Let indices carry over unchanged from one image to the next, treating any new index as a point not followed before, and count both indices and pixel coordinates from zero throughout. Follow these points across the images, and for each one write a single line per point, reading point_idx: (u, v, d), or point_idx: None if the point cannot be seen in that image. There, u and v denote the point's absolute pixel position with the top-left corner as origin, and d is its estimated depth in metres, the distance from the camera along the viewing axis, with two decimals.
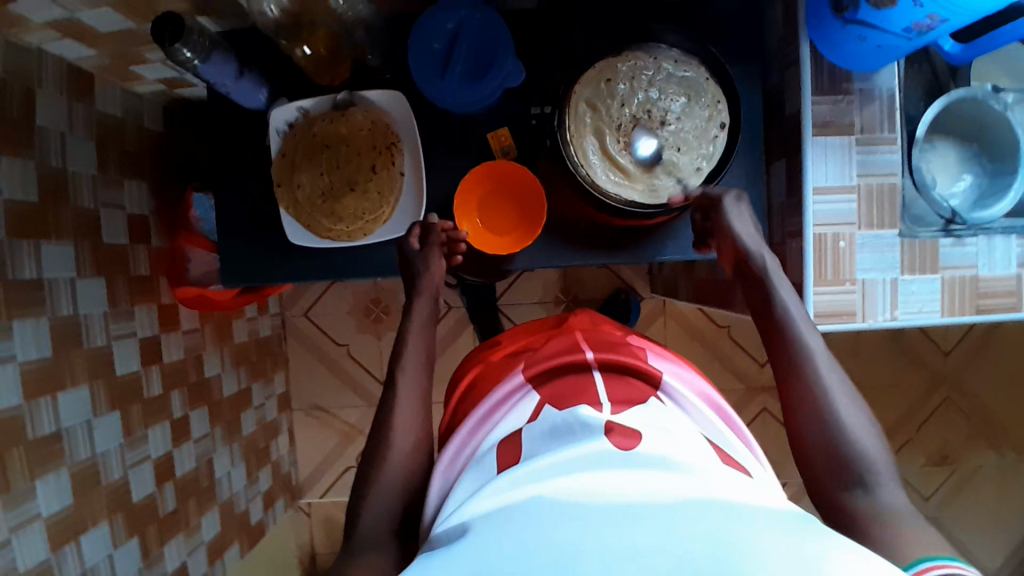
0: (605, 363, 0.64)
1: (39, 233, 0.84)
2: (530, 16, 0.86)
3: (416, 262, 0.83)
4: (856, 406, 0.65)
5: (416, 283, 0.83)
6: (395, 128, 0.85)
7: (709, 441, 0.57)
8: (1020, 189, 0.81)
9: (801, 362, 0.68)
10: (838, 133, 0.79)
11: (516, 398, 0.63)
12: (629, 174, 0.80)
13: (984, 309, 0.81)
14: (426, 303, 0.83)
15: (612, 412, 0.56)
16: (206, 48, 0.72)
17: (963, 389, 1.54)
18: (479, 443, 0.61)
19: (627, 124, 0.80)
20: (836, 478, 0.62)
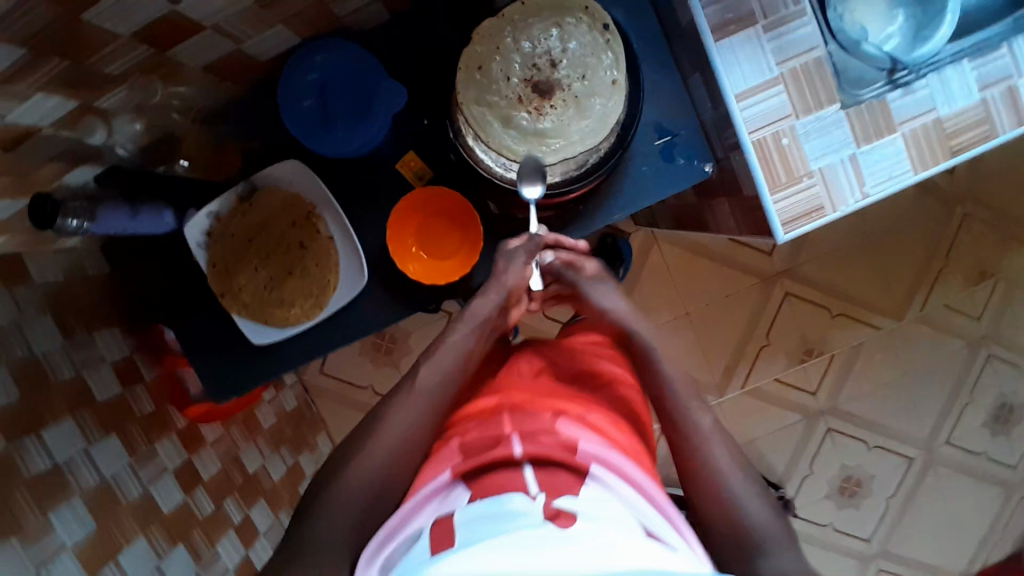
0: (535, 448, 0.58)
1: (36, 425, 0.86)
2: (387, 32, 0.80)
3: (508, 259, 0.77)
4: (738, 469, 0.66)
5: (487, 281, 0.77)
6: (306, 197, 0.83)
7: (644, 526, 0.51)
8: (955, 9, 0.74)
9: (701, 453, 0.67)
10: (741, 28, 0.72)
11: (441, 498, 0.57)
12: (558, 132, 0.74)
13: (957, 149, 0.75)
14: (491, 300, 0.76)
15: (545, 499, 0.52)
16: (88, 208, 0.70)
17: (981, 198, 1.46)
18: (399, 547, 0.54)
19: (513, 103, 0.73)
20: (770, 550, 0.61)
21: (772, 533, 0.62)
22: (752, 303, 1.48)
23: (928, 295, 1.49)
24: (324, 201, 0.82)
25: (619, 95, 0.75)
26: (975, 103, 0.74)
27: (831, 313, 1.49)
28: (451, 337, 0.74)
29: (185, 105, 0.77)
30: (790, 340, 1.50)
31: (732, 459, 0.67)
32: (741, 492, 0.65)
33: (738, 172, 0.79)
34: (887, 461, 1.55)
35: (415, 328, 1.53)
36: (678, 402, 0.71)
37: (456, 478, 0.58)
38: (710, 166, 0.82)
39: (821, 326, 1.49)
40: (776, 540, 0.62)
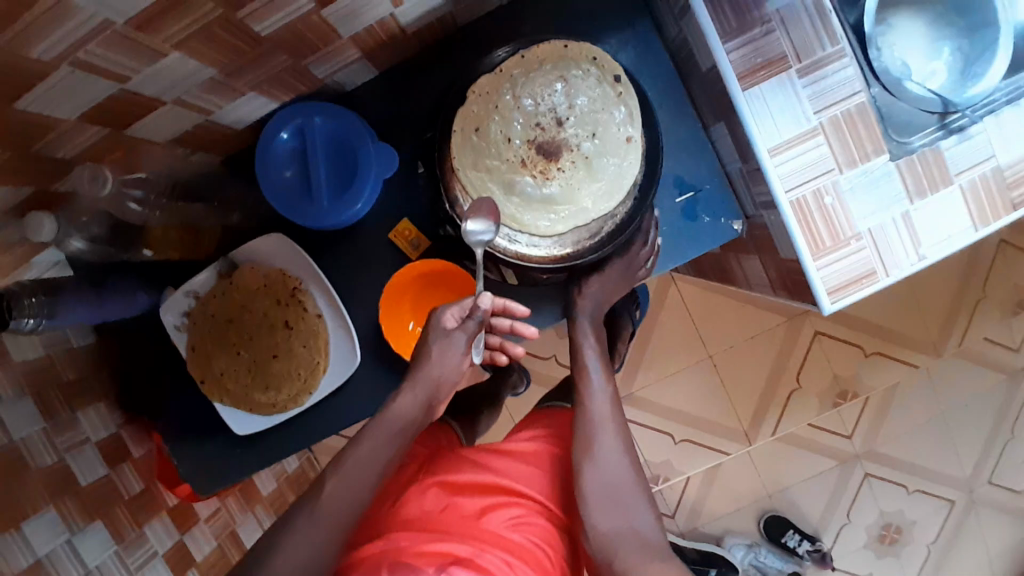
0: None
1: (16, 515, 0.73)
2: (374, 93, 0.74)
3: (440, 344, 0.66)
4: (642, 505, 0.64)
5: (417, 369, 0.66)
6: (291, 271, 0.75)
7: None
8: (1007, 40, 0.68)
9: (607, 487, 0.64)
10: (771, 73, 0.63)
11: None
12: (566, 196, 0.66)
13: (1020, 202, 0.66)
14: (420, 395, 0.65)
15: None
16: (48, 302, 0.62)
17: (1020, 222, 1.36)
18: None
19: (515, 167, 0.66)
20: None
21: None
22: (779, 343, 1.38)
23: (968, 329, 1.38)
24: (310, 275, 0.75)
25: (635, 151, 0.66)
26: None
27: (865, 351, 1.38)
28: (360, 444, 0.61)
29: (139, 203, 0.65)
30: (821, 380, 1.39)
31: (637, 498, 0.65)
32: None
33: (775, 232, 0.70)
34: (931, 507, 1.43)
35: None
36: (591, 423, 0.67)
37: None
38: (739, 224, 0.73)
39: (853, 365, 1.39)
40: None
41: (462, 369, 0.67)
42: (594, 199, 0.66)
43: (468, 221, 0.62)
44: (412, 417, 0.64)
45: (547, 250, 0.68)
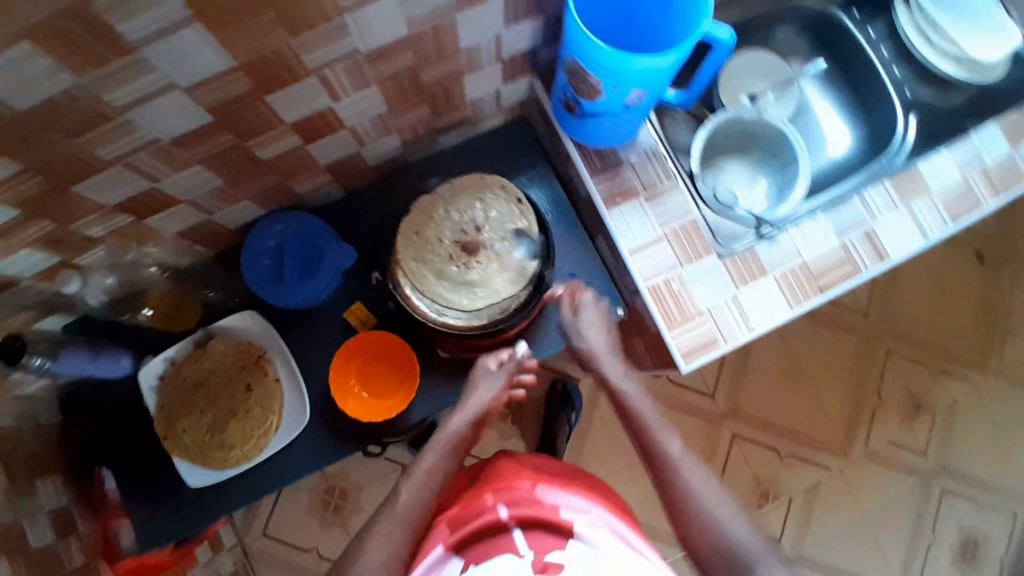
0: (523, 519, 0.67)
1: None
2: (343, 204, 0.97)
3: (483, 381, 0.87)
4: (688, 457, 0.78)
5: (466, 397, 0.86)
6: (258, 342, 0.91)
7: None
8: (802, 172, 0.96)
9: (658, 446, 0.80)
10: (627, 199, 0.89)
11: (435, 569, 0.66)
12: (484, 280, 0.87)
13: (825, 287, 0.89)
14: (464, 420, 0.84)
15: (533, 557, 0.62)
16: (52, 348, 0.77)
17: (898, 334, 1.58)
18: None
19: (445, 260, 0.88)
20: (711, 550, 0.71)
21: (725, 517, 0.72)
22: (701, 445, 1.52)
23: (870, 432, 1.54)
24: (274, 346, 0.90)
25: (534, 250, 0.89)
26: (835, 247, 0.91)
27: (780, 454, 1.53)
28: (428, 453, 0.81)
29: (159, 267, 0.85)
30: (743, 481, 1.51)
31: (686, 456, 0.78)
32: (752, 550, 0.69)
33: (641, 314, 0.91)
34: None
35: (368, 482, 1.50)
36: (630, 405, 0.85)
37: (450, 550, 0.67)
38: (620, 308, 0.95)
39: (771, 467, 1.52)
40: (730, 525, 0.71)
41: (498, 401, 0.87)
42: (502, 287, 0.87)
43: (449, 281, 0.87)
44: (461, 434, 0.83)
45: (461, 324, 0.87)
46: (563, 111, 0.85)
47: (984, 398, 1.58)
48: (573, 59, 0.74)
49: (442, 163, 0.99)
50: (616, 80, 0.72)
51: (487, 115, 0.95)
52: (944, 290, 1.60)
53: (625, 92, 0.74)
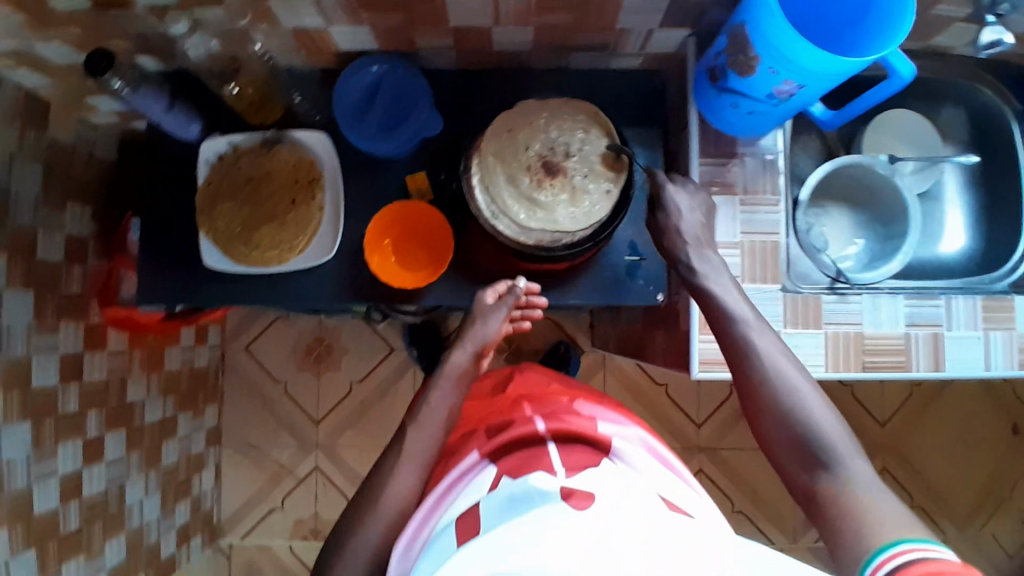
0: (558, 431, 0.76)
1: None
2: (450, 76, 0.94)
3: (482, 315, 0.87)
4: (794, 368, 0.73)
5: (467, 330, 0.86)
6: (318, 165, 0.91)
7: (660, 496, 0.67)
8: (905, 251, 0.89)
9: (756, 363, 0.73)
10: (723, 193, 0.84)
11: (475, 470, 0.75)
12: (546, 204, 0.84)
13: (869, 366, 0.85)
14: (467, 352, 0.85)
15: (566, 476, 0.66)
16: (136, 79, 0.78)
17: (904, 459, 1.50)
18: (440, 518, 0.72)
19: (521, 169, 0.85)
20: (804, 462, 0.68)
21: (833, 437, 0.68)
22: None
23: None
24: (331, 177, 0.91)
25: (607, 201, 0.85)
26: (898, 333, 0.85)
27: (733, 506, 1.53)
28: (439, 383, 0.84)
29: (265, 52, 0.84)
30: None
31: (785, 360, 0.73)
32: (837, 450, 0.67)
33: (681, 308, 0.88)
34: None
35: (353, 349, 1.54)
36: (737, 320, 0.75)
37: (484, 456, 0.75)
38: (661, 297, 0.93)
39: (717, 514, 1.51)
40: (837, 446, 0.67)
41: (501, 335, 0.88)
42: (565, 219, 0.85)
43: (514, 190, 0.85)
44: (464, 365, 0.84)
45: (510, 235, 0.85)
46: (705, 78, 0.80)
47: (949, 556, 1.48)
48: (742, 25, 0.68)
49: (560, 79, 0.94)
50: (774, 61, 0.67)
51: (627, 54, 0.90)
52: (971, 438, 1.51)
53: (778, 80, 0.70)
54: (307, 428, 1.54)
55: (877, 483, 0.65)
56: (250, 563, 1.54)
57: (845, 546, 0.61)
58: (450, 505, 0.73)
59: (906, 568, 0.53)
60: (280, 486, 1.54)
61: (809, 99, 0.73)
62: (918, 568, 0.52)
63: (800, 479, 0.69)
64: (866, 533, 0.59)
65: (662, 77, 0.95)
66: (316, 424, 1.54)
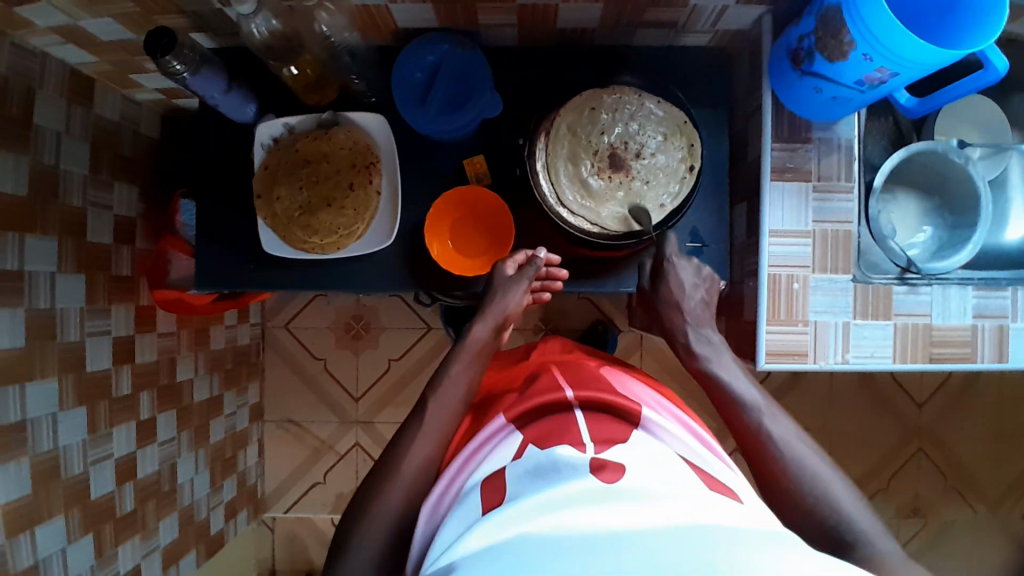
0: (587, 400, 0.73)
1: (26, 227, 0.86)
2: (509, 55, 0.91)
3: (502, 286, 0.87)
4: (811, 450, 0.73)
5: (489, 304, 0.86)
6: (375, 149, 0.89)
7: (687, 462, 0.65)
8: (977, 241, 0.87)
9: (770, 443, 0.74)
10: (795, 180, 0.82)
11: (500, 437, 0.72)
12: (628, 199, 0.83)
13: (937, 357, 0.84)
14: (487, 325, 0.86)
15: (594, 451, 0.63)
16: (196, 61, 0.75)
17: (939, 443, 1.50)
18: (464, 481, 0.69)
19: (591, 168, 0.83)
20: (835, 547, 0.67)
21: (862, 521, 0.67)
22: None
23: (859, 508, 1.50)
24: (389, 160, 0.89)
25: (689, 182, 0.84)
26: (966, 325, 0.84)
27: None
28: (460, 355, 0.85)
29: (329, 33, 0.79)
30: None
31: (804, 446, 0.73)
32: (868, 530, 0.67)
33: (745, 297, 0.87)
34: None
35: (390, 326, 1.54)
36: (749, 405, 0.77)
37: (512, 424, 0.73)
38: (723, 284, 0.91)
39: None
40: (864, 531, 0.67)
41: (522, 306, 0.87)
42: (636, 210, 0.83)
43: (592, 192, 0.83)
44: (483, 339, 0.85)
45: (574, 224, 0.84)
46: (785, 61, 0.76)
47: (982, 535, 1.51)
48: (837, 7, 0.65)
49: (622, 59, 0.91)
50: (870, 48, 0.64)
51: (697, 31, 0.86)
52: (1007, 423, 1.51)
53: (870, 68, 0.67)
54: (345, 404, 1.56)
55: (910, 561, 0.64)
56: (291, 533, 1.58)
57: None
58: (474, 466, 0.70)
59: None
60: (321, 460, 1.57)
61: (898, 86, 0.70)
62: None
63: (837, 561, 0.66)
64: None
65: (729, 56, 0.91)
66: (355, 400, 1.56)
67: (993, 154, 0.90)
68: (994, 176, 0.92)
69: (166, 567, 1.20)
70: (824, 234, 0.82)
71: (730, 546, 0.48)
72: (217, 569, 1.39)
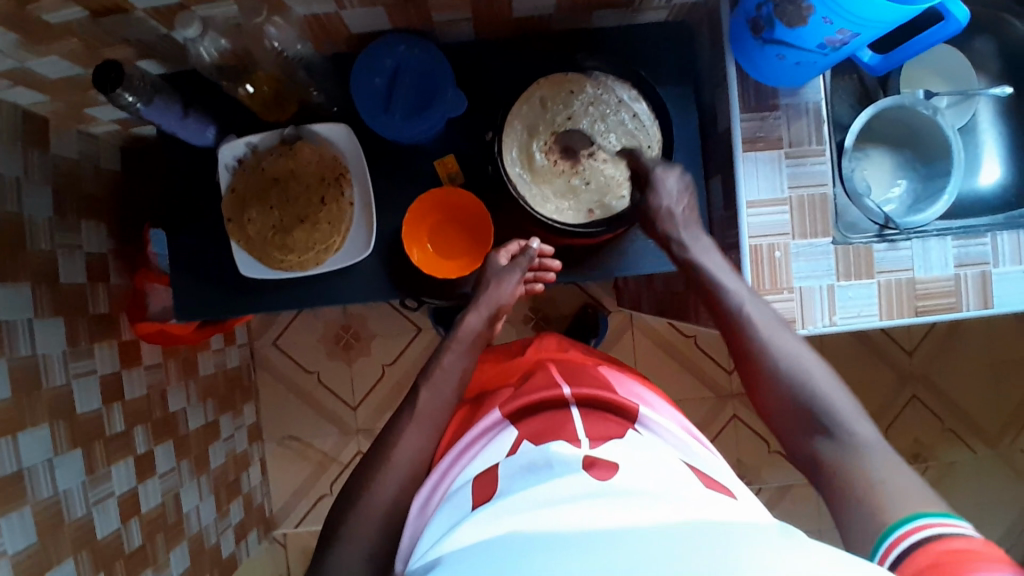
0: (583, 398, 0.74)
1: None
2: (468, 50, 0.89)
3: (496, 275, 0.87)
4: (791, 337, 0.75)
5: (481, 294, 0.87)
6: (344, 160, 0.87)
7: (688, 464, 0.67)
8: (952, 191, 0.87)
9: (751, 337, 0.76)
10: (768, 148, 0.82)
11: (494, 432, 0.73)
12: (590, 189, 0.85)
13: (922, 310, 0.85)
14: (480, 315, 0.86)
15: (590, 447, 0.65)
16: (148, 91, 0.73)
17: (933, 386, 1.53)
18: (457, 477, 0.70)
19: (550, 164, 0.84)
20: (806, 431, 0.71)
21: (840, 405, 0.70)
22: (702, 413, 1.57)
23: None
24: (358, 169, 0.87)
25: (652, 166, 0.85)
26: (948, 275, 0.85)
27: (771, 448, 1.58)
28: (451, 347, 0.84)
29: (281, 49, 0.77)
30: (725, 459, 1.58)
31: (784, 335, 0.75)
32: (844, 422, 0.69)
33: (729, 270, 0.87)
34: None
35: (380, 332, 1.54)
36: (731, 296, 0.78)
37: (507, 419, 0.74)
38: None
39: (757, 456, 1.57)
40: (843, 415, 0.69)
41: (514, 296, 0.88)
42: (599, 200, 0.85)
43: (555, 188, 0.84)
44: (477, 328, 0.85)
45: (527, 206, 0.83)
46: (744, 30, 0.75)
47: (981, 472, 1.54)
48: None
49: (582, 42, 0.90)
50: (830, 11, 0.64)
51: (654, 7, 0.85)
52: (996, 360, 1.54)
53: (831, 30, 0.66)
54: (344, 415, 1.56)
55: (886, 450, 0.66)
56: (305, 549, 1.58)
57: (855, 520, 0.61)
58: (466, 463, 0.71)
59: (927, 546, 0.52)
60: (326, 473, 1.57)
61: (860, 45, 0.70)
62: (938, 545, 0.52)
63: (800, 454, 0.72)
64: (882, 509, 0.59)
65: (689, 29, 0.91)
66: (353, 410, 1.55)
67: (960, 101, 0.91)
68: (963, 123, 0.92)
69: None
70: (801, 199, 0.82)
71: (717, 537, 0.48)
72: None
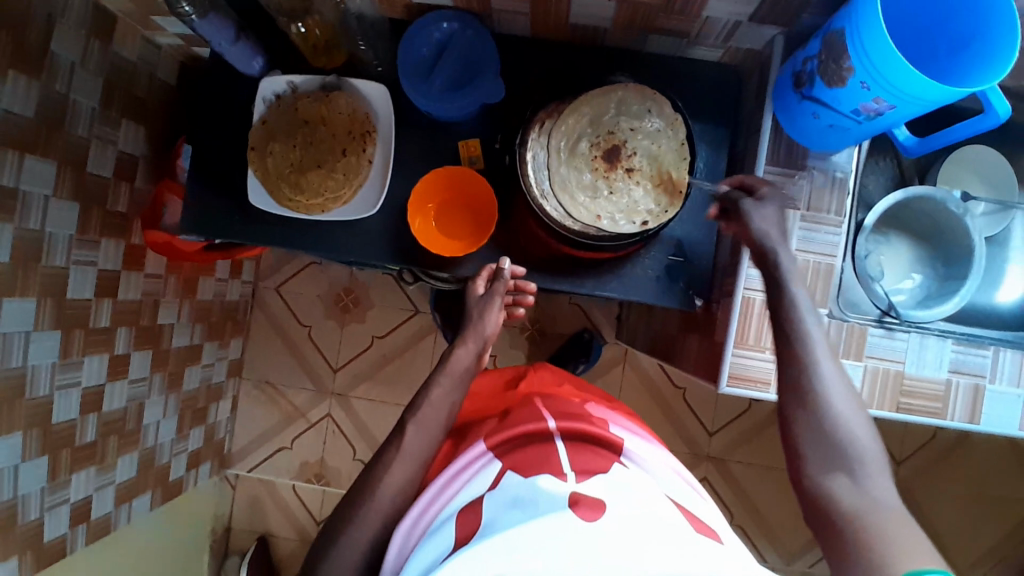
0: (565, 429, 0.73)
1: (26, 148, 0.87)
2: (520, 44, 0.91)
3: (478, 311, 0.85)
4: (841, 383, 0.68)
5: (467, 328, 0.84)
6: (374, 120, 0.90)
7: (677, 507, 0.65)
8: (965, 294, 0.85)
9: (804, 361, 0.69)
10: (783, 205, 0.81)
11: (479, 463, 0.71)
12: (611, 198, 0.83)
13: (904, 407, 0.82)
14: (470, 352, 0.83)
15: (577, 480, 0.64)
16: (205, 6, 0.76)
17: (914, 502, 1.46)
18: (443, 506, 0.68)
19: (575, 167, 0.83)
20: (824, 467, 0.64)
21: (868, 449, 0.64)
22: None
23: None
24: (385, 130, 0.89)
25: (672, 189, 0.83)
26: (939, 378, 0.82)
27: (733, 520, 1.54)
28: None
29: None
30: None
31: (839, 385, 0.68)
32: (867, 466, 0.63)
33: (717, 317, 0.86)
34: None
35: (380, 304, 1.55)
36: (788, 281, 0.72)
37: (489, 450, 0.72)
38: (699, 302, 0.90)
39: None
40: (869, 459, 0.64)
41: (500, 326, 0.86)
42: (610, 211, 0.82)
43: (575, 191, 0.83)
44: (467, 363, 0.82)
45: (534, 196, 0.83)
46: (787, 83, 0.75)
47: None
48: (841, 31, 0.64)
49: (632, 62, 0.91)
50: (869, 77, 0.63)
51: (708, 45, 0.86)
52: (984, 492, 1.47)
53: (867, 97, 0.66)
54: (323, 374, 1.57)
55: (900, 508, 0.61)
56: (252, 494, 1.59)
57: None
58: (451, 495, 0.69)
59: None
60: (291, 427, 1.58)
61: (895, 122, 0.69)
62: None
63: (803, 483, 0.66)
64: None
65: (739, 75, 0.91)
66: (333, 371, 1.57)
67: (997, 210, 0.88)
68: (994, 233, 0.90)
69: (119, 504, 1.21)
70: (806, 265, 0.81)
71: None
72: (173, 516, 1.40)
